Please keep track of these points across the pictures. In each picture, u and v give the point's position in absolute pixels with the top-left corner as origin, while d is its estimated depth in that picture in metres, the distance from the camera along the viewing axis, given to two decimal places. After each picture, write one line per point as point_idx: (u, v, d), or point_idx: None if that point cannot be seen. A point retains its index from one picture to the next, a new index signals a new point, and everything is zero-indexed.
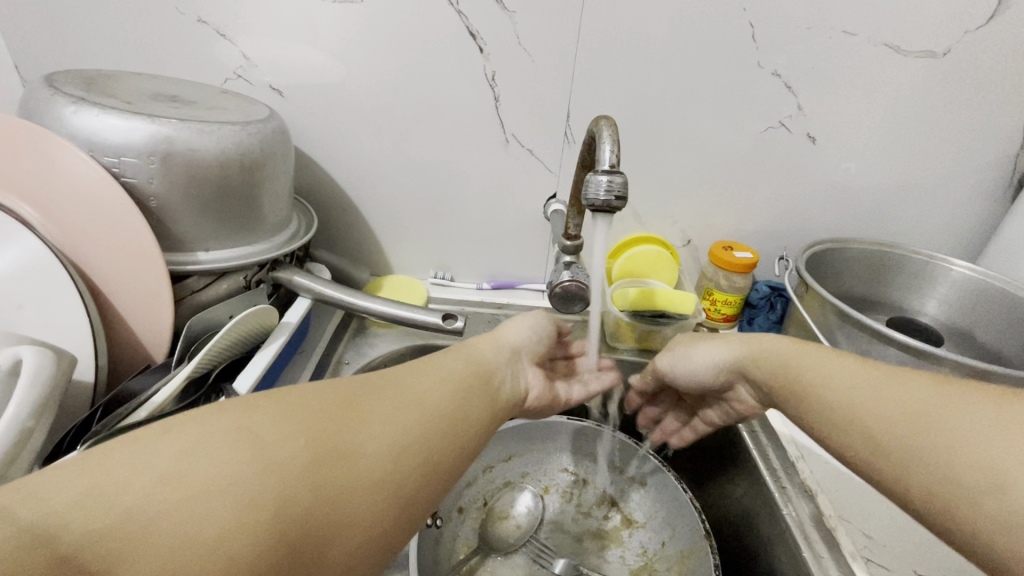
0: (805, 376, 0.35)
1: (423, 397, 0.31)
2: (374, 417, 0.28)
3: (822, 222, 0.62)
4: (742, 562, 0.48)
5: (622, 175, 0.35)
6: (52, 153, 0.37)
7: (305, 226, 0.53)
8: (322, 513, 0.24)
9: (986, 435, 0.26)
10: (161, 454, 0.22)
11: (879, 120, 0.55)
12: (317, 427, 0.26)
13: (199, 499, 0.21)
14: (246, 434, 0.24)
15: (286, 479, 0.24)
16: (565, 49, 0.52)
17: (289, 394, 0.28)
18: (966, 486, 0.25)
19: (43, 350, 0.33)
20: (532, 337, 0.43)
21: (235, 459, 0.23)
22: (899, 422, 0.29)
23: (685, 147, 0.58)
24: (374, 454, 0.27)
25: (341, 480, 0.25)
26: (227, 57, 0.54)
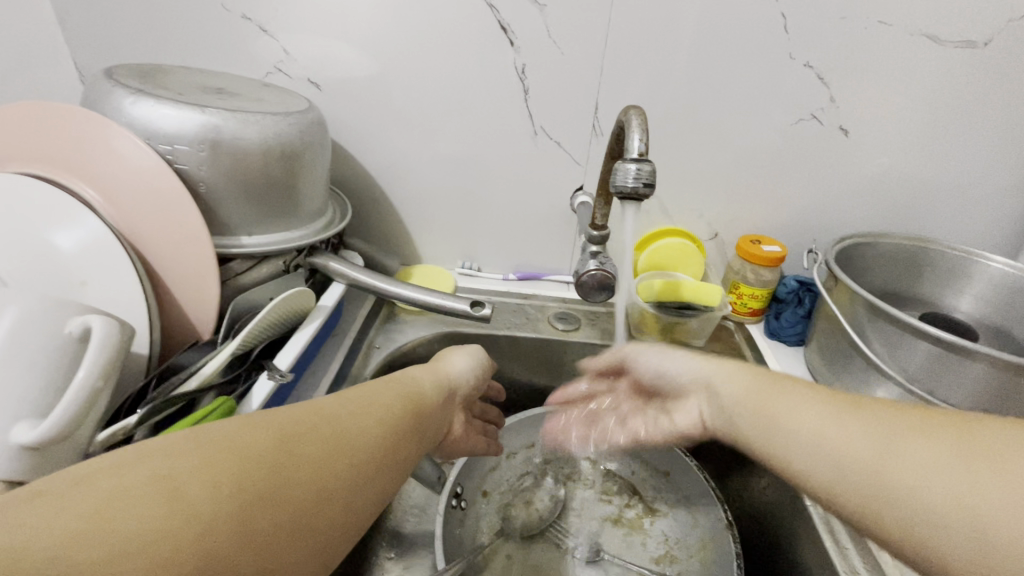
0: (762, 409, 0.31)
1: (352, 431, 0.30)
2: (306, 462, 0.26)
3: (854, 217, 0.61)
4: (764, 552, 0.48)
5: (651, 163, 0.36)
6: (111, 141, 0.39)
7: (340, 215, 0.55)
8: (250, 561, 0.23)
9: (956, 483, 0.23)
10: (76, 507, 0.20)
11: (916, 112, 0.54)
12: (247, 471, 0.24)
13: (122, 556, 0.19)
14: (167, 482, 0.22)
15: (214, 528, 0.22)
16: (594, 42, 0.53)
17: (210, 430, 0.25)
18: (929, 535, 0.23)
19: (109, 320, 0.36)
20: (473, 373, 0.44)
21: (162, 505, 0.21)
22: (864, 469, 0.25)
23: (714, 140, 0.57)
24: (301, 506, 0.25)
25: (263, 532, 0.23)
26: (268, 52, 0.56)
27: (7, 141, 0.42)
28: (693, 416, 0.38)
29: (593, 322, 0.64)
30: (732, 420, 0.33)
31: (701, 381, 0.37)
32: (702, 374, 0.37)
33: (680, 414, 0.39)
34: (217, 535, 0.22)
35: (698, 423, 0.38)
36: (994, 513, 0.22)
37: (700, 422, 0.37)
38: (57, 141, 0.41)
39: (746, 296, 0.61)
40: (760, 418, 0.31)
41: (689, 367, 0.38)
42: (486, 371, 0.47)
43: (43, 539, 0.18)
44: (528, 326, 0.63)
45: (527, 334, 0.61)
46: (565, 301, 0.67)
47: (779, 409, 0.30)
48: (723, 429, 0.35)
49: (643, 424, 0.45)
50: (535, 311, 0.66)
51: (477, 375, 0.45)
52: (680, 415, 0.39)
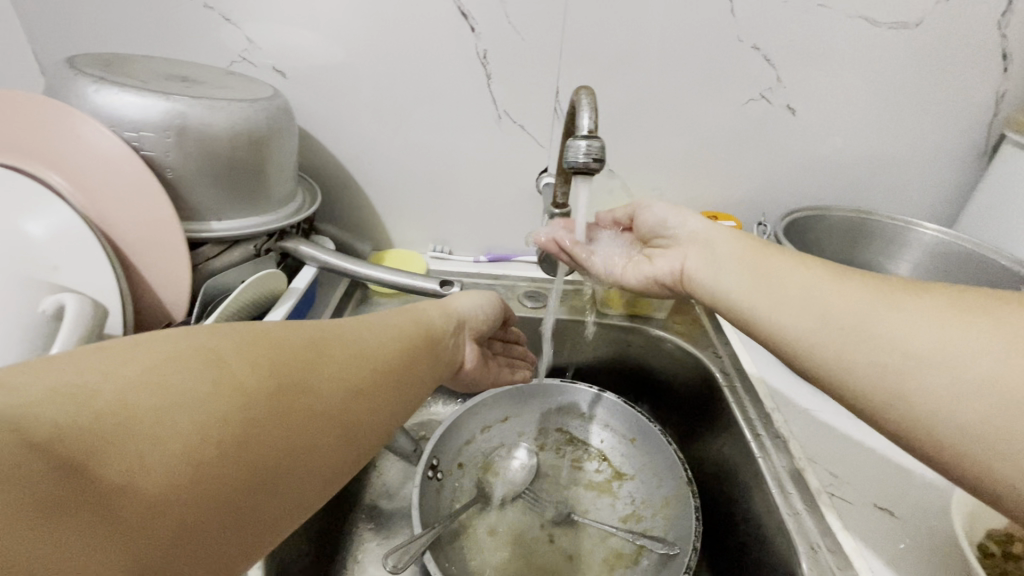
0: (759, 267, 0.39)
1: (371, 348, 0.34)
2: (329, 366, 0.31)
3: (803, 192, 0.64)
4: (720, 505, 0.52)
5: (600, 139, 0.38)
6: (75, 128, 0.40)
7: (310, 199, 0.56)
8: (280, 437, 0.26)
9: (939, 324, 0.29)
10: (121, 374, 0.23)
11: (856, 91, 0.57)
12: (279, 361, 0.28)
13: (172, 410, 0.23)
14: (212, 358, 0.26)
15: (251, 401, 0.26)
16: (553, 27, 0.55)
17: (246, 328, 0.30)
18: (901, 372, 0.29)
19: (82, 299, 0.38)
20: (481, 313, 0.48)
21: (189, 387, 0.24)
22: (848, 321, 0.32)
23: (671, 121, 0.60)
24: (313, 411, 0.28)
25: (281, 426, 0.27)
26: (233, 41, 0.57)
27: None
28: (671, 262, 0.46)
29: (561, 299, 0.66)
30: (717, 262, 0.41)
31: (698, 237, 0.44)
32: (699, 228, 0.44)
33: (664, 259, 0.47)
34: (236, 420, 0.25)
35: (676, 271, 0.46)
36: (955, 344, 0.28)
37: (675, 266, 0.46)
38: (22, 129, 0.41)
39: None
40: (760, 276, 0.38)
41: (689, 218, 0.46)
42: (501, 311, 0.52)
43: (89, 399, 0.21)
44: None
45: None
46: (534, 280, 0.69)
47: (779, 269, 0.37)
48: (706, 282, 0.42)
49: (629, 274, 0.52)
50: (506, 291, 0.68)
51: (487, 311, 0.49)
52: (664, 261, 0.47)
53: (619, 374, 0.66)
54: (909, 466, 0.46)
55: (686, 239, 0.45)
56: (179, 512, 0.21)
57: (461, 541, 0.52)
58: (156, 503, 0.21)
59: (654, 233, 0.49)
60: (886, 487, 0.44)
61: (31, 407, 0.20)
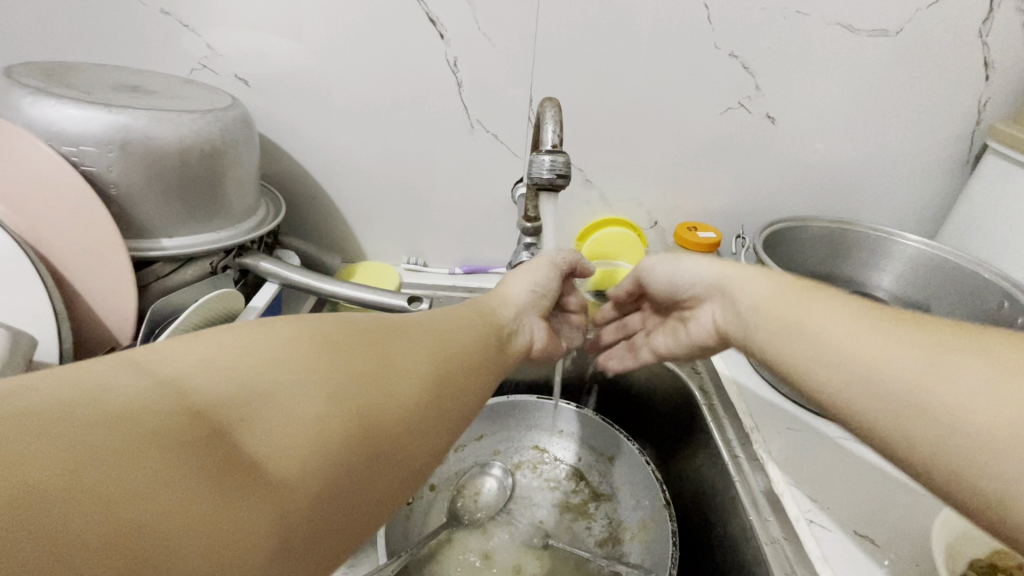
0: (780, 311, 0.33)
1: (457, 336, 0.33)
2: (426, 349, 0.30)
3: (783, 202, 0.63)
4: (699, 527, 0.50)
5: (565, 154, 0.36)
6: (6, 143, 0.38)
7: (273, 211, 0.54)
8: (391, 420, 0.25)
9: (1020, 394, 0.22)
10: (259, 351, 0.23)
11: (835, 100, 0.56)
12: (380, 345, 0.28)
13: (292, 390, 0.23)
14: (325, 340, 0.26)
15: (363, 382, 0.25)
16: (524, 33, 0.53)
17: (347, 316, 0.29)
18: (969, 454, 0.22)
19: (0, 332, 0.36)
20: (541, 284, 0.44)
21: (313, 364, 0.24)
22: (894, 382, 0.26)
23: (648, 129, 0.58)
24: (427, 389, 0.28)
25: (401, 404, 0.26)
26: (192, 48, 0.55)
27: None
28: (704, 322, 0.43)
29: None
30: (745, 319, 0.37)
31: (715, 286, 0.41)
32: (711, 278, 0.41)
33: (695, 320, 0.44)
34: (360, 397, 0.24)
35: (711, 331, 0.42)
36: None
37: (711, 328, 0.42)
38: None
39: None
40: (779, 323, 0.33)
41: (699, 267, 0.42)
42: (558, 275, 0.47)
43: (229, 373, 0.22)
44: None
45: None
46: None
47: (803, 312, 0.32)
48: (737, 339, 0.38)
49: (664, 338, 0.49)
50: None
51: (547, 281, 0.45)
52: (697, 323, 0.44)
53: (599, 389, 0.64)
54: (892, 488, 0.44)
55: (705, 290, 0.42)
56: (315, 487, 0.21)
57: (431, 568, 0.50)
58: (295, 477, 0.21)
59: (668, 292, 0.46)
60: (867, 511, 0.42)
61: (182, 378, 0.20)
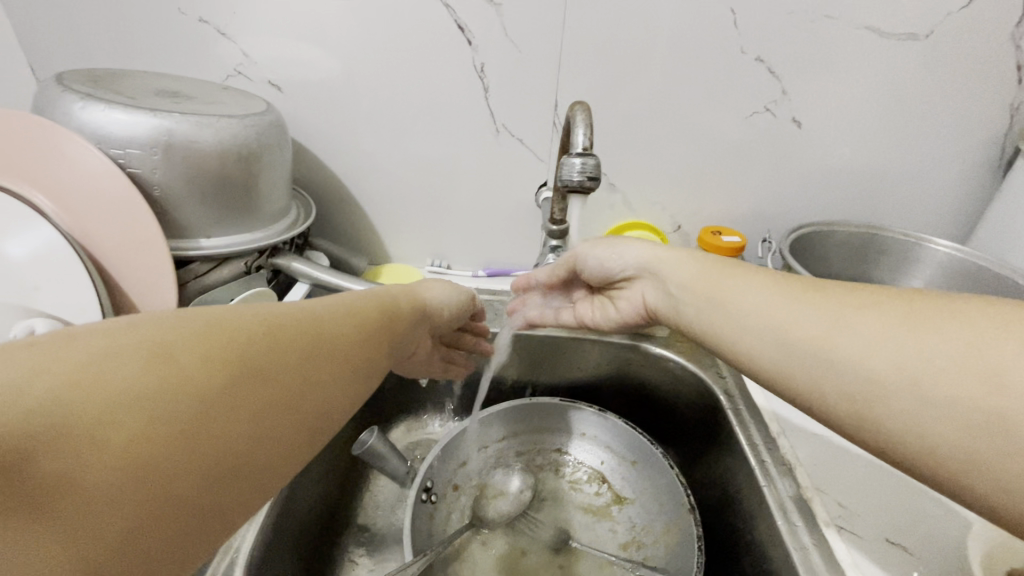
0: (716, 294, 0.37)
1: (337, 333, 0.31)
2: (294, 350, 0.28)
3: (809, 206, 0.63)
4: (723, 531, 0.50)
5: (595, 157, 0.37)
6: (62, 147, 0.40)
7: (304, 214, 0.55)
8: (235, 440, 0.24)
9: (900, 340, 0.28)
10: (54, 367, 0.20)
11: (863, 103, 0.55)
12: (243, 350, 0.26)
13: (108, 412, 0.20)
14: (161, 349, 0.23)
15: (204, 399, 0.23)
16: (550, 39, 0.54)
17: (203, 312, 0.26)
18: (874, 399, 0.28)
19: (51, 322, 0.37)
20: (447, 305, 0.47)
21: (138, 382, 0.21)
22: (808, 342, 0.31)
23: (673, 134, 0.59)
24: (279, 397, 0.26)
25: (240, 417, 0.24)
26: (228, 55, 0.56)
27: None
28: (637, 299, 0.47)
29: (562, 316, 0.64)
30: (675, 297, 0.41)
31: (648, 270, 0.44)
32: (642, 262, 0.44)
33: (625, 300, 0.48)
34: (191, 413, 0.22)
35: (643, 308, 0.47)
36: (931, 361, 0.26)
37: (640, 304, 0.47)
38: (8, 147, 0.41)
39: None
40: (715, 304, 0.37)
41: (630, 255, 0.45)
42: (466, 307, 0.50)
43: (14, 394, 0.18)
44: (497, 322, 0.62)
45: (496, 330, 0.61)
46: None
47: (733, 296, 0.36)
48: (666, 315, 0.43)
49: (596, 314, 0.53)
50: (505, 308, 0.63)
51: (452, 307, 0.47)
52: (627, 303, 0.48)
53: (621, 393, 0.64)
54: (921, 494, 0.44)
55: (636, 273, 0.46)
56: (125, 522, 0.20)
57: (456, 567, 0.50)
58: (92, 514, 0.19)
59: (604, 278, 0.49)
60: (894, 514, 0.42)
61: None
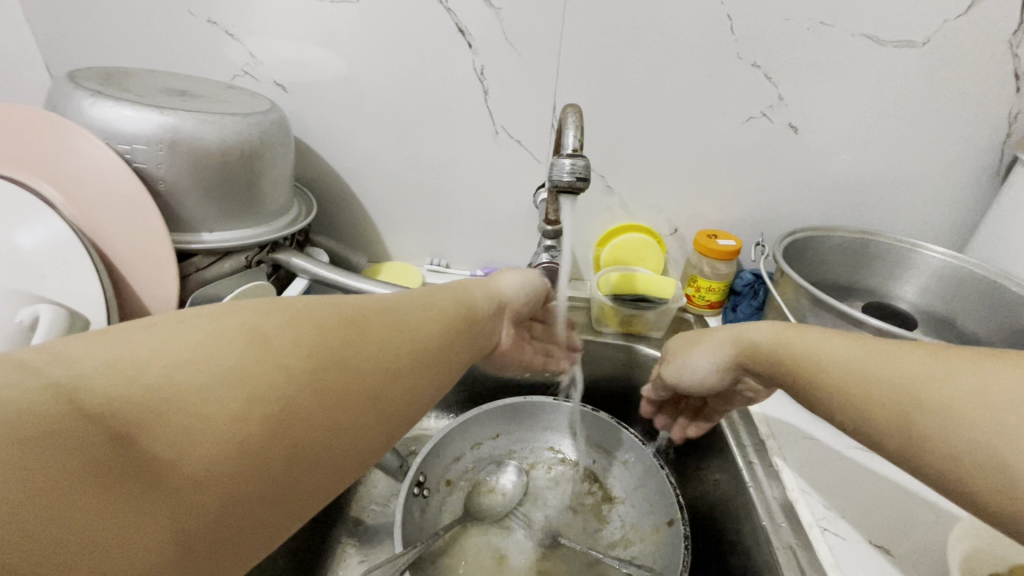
0: (791, 365, 0.34)
1: (415, 328, 0.34)
2: (372, 340, 0.30)
3: (805, 211, 0.63)
4: (710, 533, 0.50)
5: (585, 158, 0.37)
6: (73, 142, 0.41)
7: (305, 211, 0.56)
8: (321, 421, 0.26)
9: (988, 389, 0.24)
10: (169, 350, 0.23)
11: (859, 110, 0.56)
12: (328, 337, 0.28)
13: (214, 387, 0.23)
14: (257, 334, 0.26)
15: (294, 379, 0.25)
16: (549, 43, 0.55)
17: (298, 304, 0.29)
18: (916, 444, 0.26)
19: (57, 309, 0.38)
20: (523, 293, 0.46)
21: (239, 365, 0.24)
22: (872, 398, 0.28)
23: (669, 138, 0.59)
24: (355, 386, 0.28)
25: (321, 402, 0.26)
26: (235, 55, 0.58)
27: None
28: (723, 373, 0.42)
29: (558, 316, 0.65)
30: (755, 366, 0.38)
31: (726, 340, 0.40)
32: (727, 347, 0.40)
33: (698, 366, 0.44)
34: (279, 396, 0.24)
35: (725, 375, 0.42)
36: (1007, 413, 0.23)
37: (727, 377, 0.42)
38: (21, 141, 0.43)
39: (704, 289, 0.63)
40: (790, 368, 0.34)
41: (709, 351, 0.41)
42: (541, 294, 0.49)
43: (137, 369, 0.21)
44: None
45: None
46: None
47: (804, 351, 0.34)
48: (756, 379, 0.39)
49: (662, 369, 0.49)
50: None
51: (528, 293, 0.46)
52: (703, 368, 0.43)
53: (616, 393, 0.65)
54: (906, 498, 0.44)
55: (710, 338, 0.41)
56: (221, 491, 0.22)
57: (445, 561, 0.51)
58: (198, 480, 0.21)
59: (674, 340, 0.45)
60: (877, 516, 0.42)
61: (81, 379, 0.20)
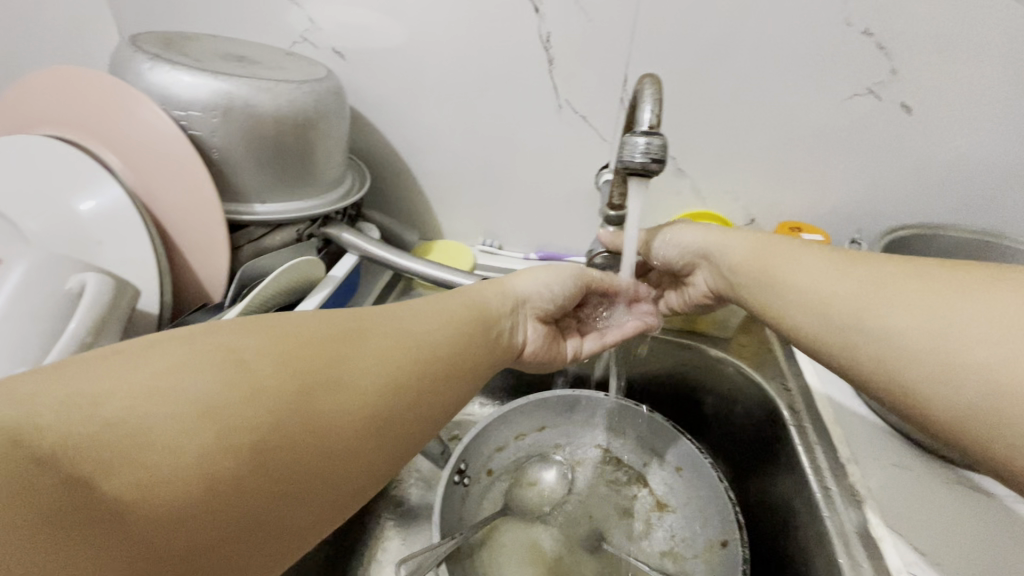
0: (762, 269, 0.40)
1: (414, 338, 0.34)
2: (366, 355, 0.31)
3: (909, 206, 0.55)
4: (772, 554, 0.46)
5: (662, 136, 0.33)
6: (132, 108, 0.41)
7: (359, 183, 0.55)
8: (307, 443, 0.26)
9: (945, 313, 0.28)
10: (140, 377, 0.23)
11: (997, 89, 0.47)
12: (314, 357, 0.29)
13: (190, 415, 0.23)
14: (235, 355, 0.26)
15: (275, 402, 0.26)
16: (623, 8, 0.49)
17: (285, 322, 0.30)
18: (892, 372, 0.30)
19: (103, 279, 0.39)
20: (545, 292, 0.45)
21: (214, 390, 0.24)
22: (845, 318, 0.33)
23: (753, 117, 0.53)
24: (345, 413, 0.28)
25: (304, 434, 0.26)
26: (295, 22, 0.56)
27: (51, 105, 0.45)
28: (701, 287, 0.48)
29: None
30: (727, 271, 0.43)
31: (700, 253, 0.46)
32: (699, 245, 0.46)
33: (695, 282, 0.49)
34: (263, 418, 0.25)
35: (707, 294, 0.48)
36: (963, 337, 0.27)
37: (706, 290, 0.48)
38: (86, 107, 0.43)
39: None
40: (768, 282, 0.39)
41: (688, 237, 0.46)
42: (580, 283, 0.46)
43: (101, 403, 0.21)
44: None
45: None
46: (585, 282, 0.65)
47: (783, 273, 0.38)
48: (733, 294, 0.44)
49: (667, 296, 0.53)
50: None
51: (553, 289, 0.45)
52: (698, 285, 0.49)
53: (673, 392, 0.60)
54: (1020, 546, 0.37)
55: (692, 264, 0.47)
56: (196, 521, 0.22)
57: (483, 553, 0.50)
58: (168, 515, 0.21)
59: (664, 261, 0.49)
60: (974, 557, 0.37)
61: (43, 415, 0.20)
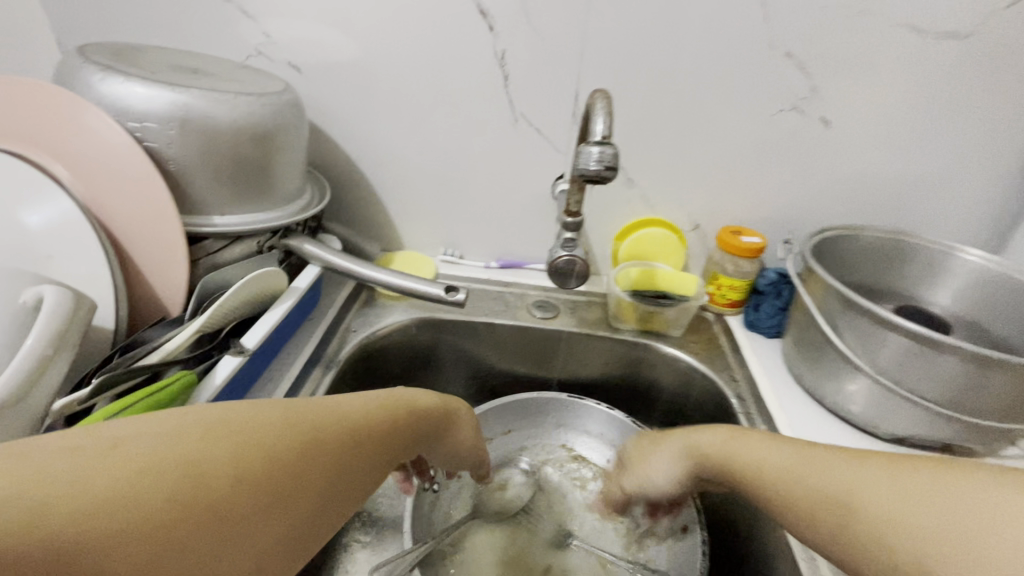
0: None
1: (406, 426, 0.30)
2: (360, 451, 0.27)
3: (834, 210, 0.61)
4: (729, 537, 0.49)
5: (614, 146, 0.36)
6: (81, 119, 0.40)
7: (319, 196, 0.55)
8: (271, 575, 0.22)
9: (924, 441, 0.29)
10: (80, 497, 0.17)
11: (897, 105, 0.53)
12: (309, 461, 0.24)
13: (151, 561, 0.18)
14: (208, 461, 0.21)
15: (250, 529, 0.21)
16: (572, 29, 0.53)
17: (276, 401, 0.25)
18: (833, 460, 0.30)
19: (61, 290, 0.37)
20: None
21: (182, 520, 0.19)
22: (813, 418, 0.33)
23: (693, 130, 0.57)
24: (319, 530, 0.24)
25: (272, 563, 0.22)
26: (249, 35, 0.56)
27: None
28: None
29: (573, 311, 0.64)
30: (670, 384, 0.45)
31: None
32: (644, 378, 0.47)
33: None
34: (232, 552, 0.20)
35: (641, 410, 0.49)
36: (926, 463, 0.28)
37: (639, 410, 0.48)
38: (28, 119, 0.41)
39: (725, 287, 0.61)
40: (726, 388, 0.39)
41: None
42: None
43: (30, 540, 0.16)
44: (509, 313, 0.63)
45: (507, 321, 0.62)
46: (545, 288, 0.67)
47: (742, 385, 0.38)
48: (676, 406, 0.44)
49: None
50: (515, 299, 0.66)
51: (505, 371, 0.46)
52: None
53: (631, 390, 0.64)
54: None
55: None
56: None
57: (454, 557, 0.50)
58: None
59: None
60: None
61: None
